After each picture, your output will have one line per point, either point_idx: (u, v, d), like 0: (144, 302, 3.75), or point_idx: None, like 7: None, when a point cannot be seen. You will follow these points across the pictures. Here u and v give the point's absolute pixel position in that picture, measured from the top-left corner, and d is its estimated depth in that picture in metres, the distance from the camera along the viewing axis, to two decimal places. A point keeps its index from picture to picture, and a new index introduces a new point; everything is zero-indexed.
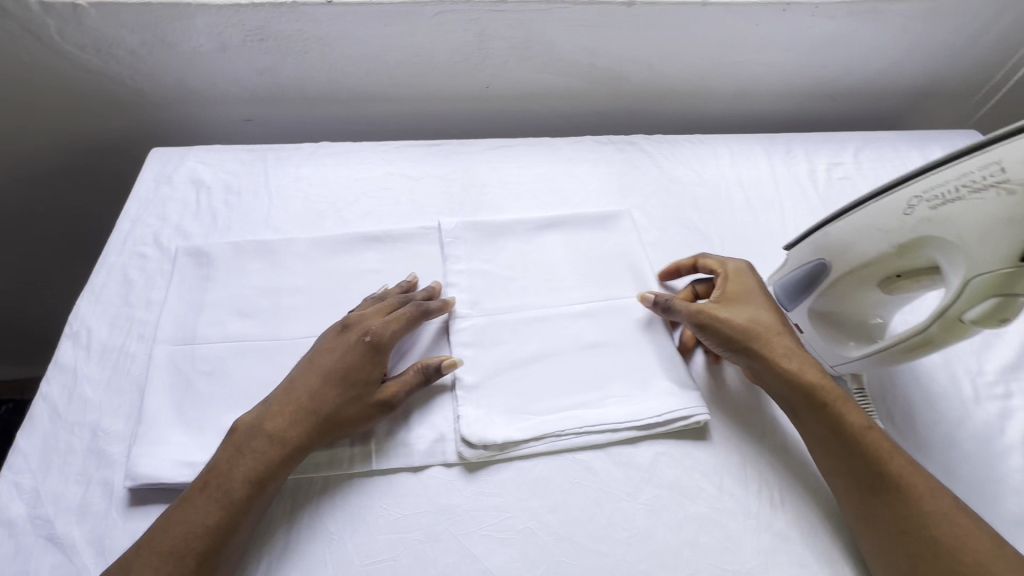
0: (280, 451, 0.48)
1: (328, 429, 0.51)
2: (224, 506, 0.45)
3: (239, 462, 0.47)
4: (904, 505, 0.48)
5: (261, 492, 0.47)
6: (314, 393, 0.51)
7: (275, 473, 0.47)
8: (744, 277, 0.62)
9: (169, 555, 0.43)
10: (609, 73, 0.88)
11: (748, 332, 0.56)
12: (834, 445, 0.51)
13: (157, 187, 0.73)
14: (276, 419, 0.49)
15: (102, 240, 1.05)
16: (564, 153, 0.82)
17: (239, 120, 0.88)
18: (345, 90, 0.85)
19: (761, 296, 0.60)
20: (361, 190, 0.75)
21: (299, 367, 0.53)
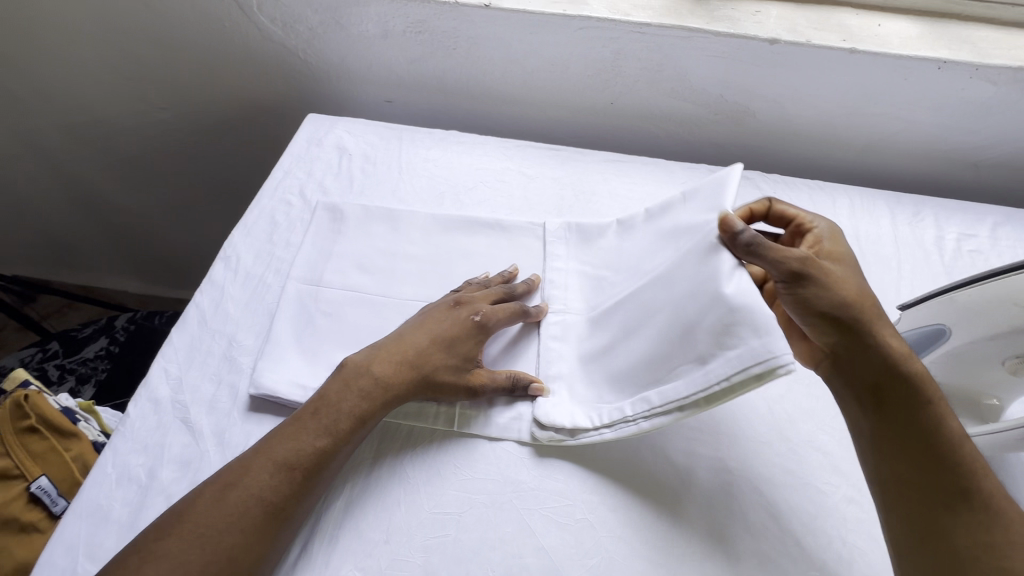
0: (379, 396, 0.53)
1: (423, 391, 0.55)
2: (332, 433, 0.51)
3: (347, 395, 0.52)
4: (985, 527, 0.43)
5: (360, 428, 0.52)
6: (420, 353, 0.56)
7: (375, 414, 0.53)
8: (837, 238, 0.57)
9: (281, 464, 0.48)
10: (736, 107, 0.88)
11: (853, 295, 0.51)
12: (925, 442, 0.46)
13: (309, 146, 0.82)
14: (383, 364, 0.55)
15: (244, 187, 1.20)
16: (676, 177, 0.84)
17: (382, 101, 0.97)
18: (481, 87, 0.91)
19: (852, 262, 0.55)
20: (481, 179, 0.80)
21: (410, 325, 0.59)
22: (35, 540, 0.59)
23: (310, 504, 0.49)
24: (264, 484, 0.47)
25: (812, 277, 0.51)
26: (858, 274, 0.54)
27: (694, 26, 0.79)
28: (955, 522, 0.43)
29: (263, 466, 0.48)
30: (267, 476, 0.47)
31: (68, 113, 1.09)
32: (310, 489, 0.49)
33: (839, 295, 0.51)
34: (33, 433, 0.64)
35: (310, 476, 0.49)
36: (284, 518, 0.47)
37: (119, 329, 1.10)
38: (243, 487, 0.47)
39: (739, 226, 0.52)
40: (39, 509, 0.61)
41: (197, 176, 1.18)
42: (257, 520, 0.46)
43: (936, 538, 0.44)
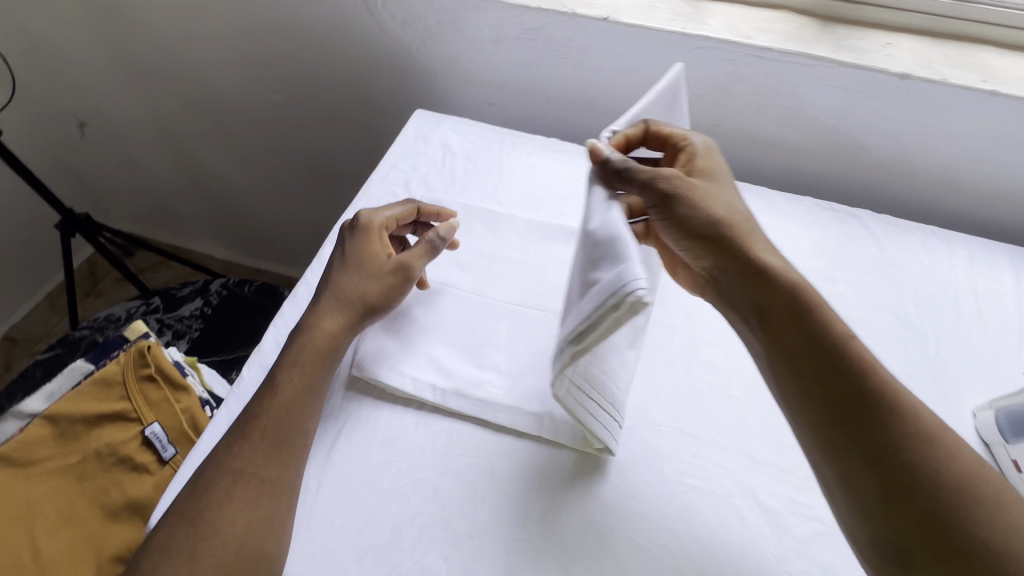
0: (325, 336, 0.58)
1: (369, 308, 0.60)
2: (278, 388, 0.54)
3: (309, 342, 0.57)
4: (896, 429, 0.44)
5: (307, 377, 0.56)
6: (358, 283, 0.60)
7: (320, 357, 0.57)
8: (711, 154, 0.59)
9: (245, 433, 0.52)
10: (849, 141, 0.84)
11: (726, 213, 0.55)
12: (827, 358, 0.47)
13: (415, 141, 0.85)
14: (319, 311, 0.59)
15: (338, 173, 1.26)
16: (779, 208, 0.81)
17: (483, 103, 0.99)
18: (584, 98, 0.92)
19: (723, 174, 0.58)
20: (578, 190, 0.81)
21: (334, 262, 0.63)
22: (144, 478, 0.66)
23: (289, 465, 0.51)
24: (236, 455, 0.50)
25: (692, 203, 0.55)
26: (728, 190, 0.57)
27: (819, 54, 0.76)
28: (866, 432, 0.44)
29: (232, 438, 0.52)
30: (237, 449, 0.51)
31: (192, 88, 1.18)
32: (278, 447, 0.51)
33: (716, 217, 0.54)
34: (150, 382, 0.69)
35: (269, 433, 0.52)
36: (263, 480, 0.49)
37: (213, 292, 1.18)
38: (219, 464, 0.50)
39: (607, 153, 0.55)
40: (150, 452, 0.67)
41: (296, 157, 1.25)
42: (235, 488, 0.49)
43: (862, 466, 0.43)
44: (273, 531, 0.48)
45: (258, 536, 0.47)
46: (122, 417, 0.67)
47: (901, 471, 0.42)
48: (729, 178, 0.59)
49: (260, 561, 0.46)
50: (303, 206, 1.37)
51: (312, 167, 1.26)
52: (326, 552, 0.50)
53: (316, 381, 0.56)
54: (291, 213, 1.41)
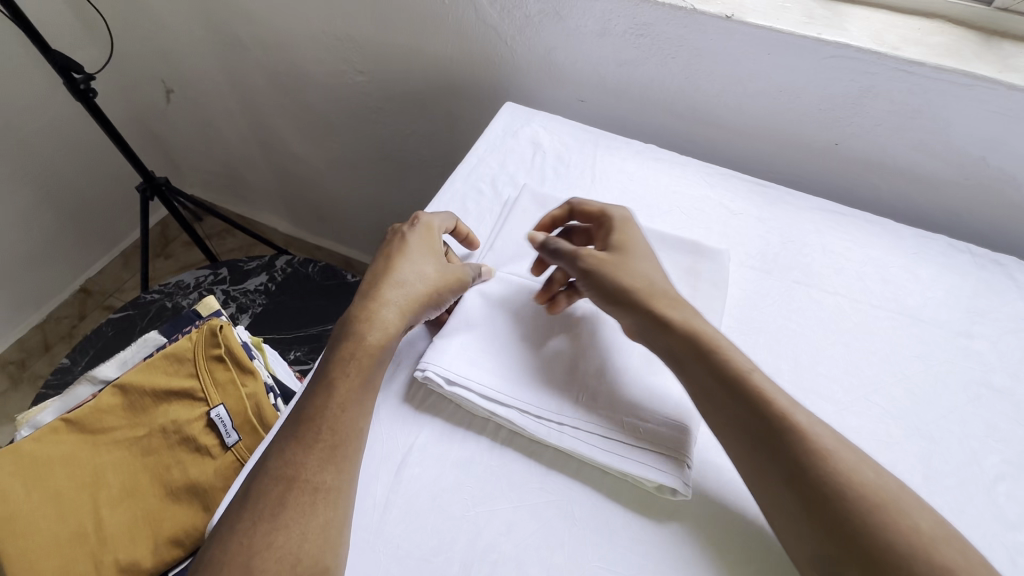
0: (386, 333, 0.54)
1: (428, 299, 0.58)
2: (330, 384, 0.51)
3: (366, 333, 0.53)
4: (810, 464, 0.43)
5: (361, 371, 0.52)
6: (417, 279, 0.57)
7: (379, 355, 0.53)
8: (628, 228, 0.60)
9: (299, 435, 0.48)
10: (998, 175, 0.73)
11: (636, 284, 0.55)
12: (743, 415, 0.47)
13: (504, 136, 0.80)
14: (378, 306, 0.55)
15: (410, 159, 1.23)
16: (906, 245, 0.71)
17: (574, 100, 0.93)
18: (688, 103, 0.84)
19: (640, 248, 0.59)
20: (677, 204, 0.74)
21: (385, 253, 0.60)
22: (206, 462, 0.64)
23: (345, 470, 0.48)
24: (291, 458, 0.47)
25: (593, 270, 0.57)
26: (649, 262, 0.58)
27: (981, 73, 0.66)
28: (783, 475, 0.44)
29: (285, 440, 0.48)
30: (291, 452, 0.48)
31: (276, 63, 1.18)
32: (336, 454, 0.48)
33: (614, 281, 0.56)
34: (219, 362, 0.68)
35: (324, 434, 0.48)
36: (320, 487, 0.46)
37: (278, 269, 1.18)
38: (273, 467, 0.47)
39: (545, 236, 0.60)
40: (213, 435, 0.65)
41: (372, 140, 1.23)
42: (291, 495, 0.45)
43: (818, 527, 0.41)
44: (331, 544, 0.44)
45: (315, 547, 0.44)
46: (189, 395, 0.66)
47: (822, 509, 0.41)
48: (646, 247, 0.59)
49: (317, 575, 0.43)
50: (372, 189, 1.36)
51: (385, 152, 1.24)
52: None
53: (369, 376, 0.52)
54: (358, 194, 1.39)
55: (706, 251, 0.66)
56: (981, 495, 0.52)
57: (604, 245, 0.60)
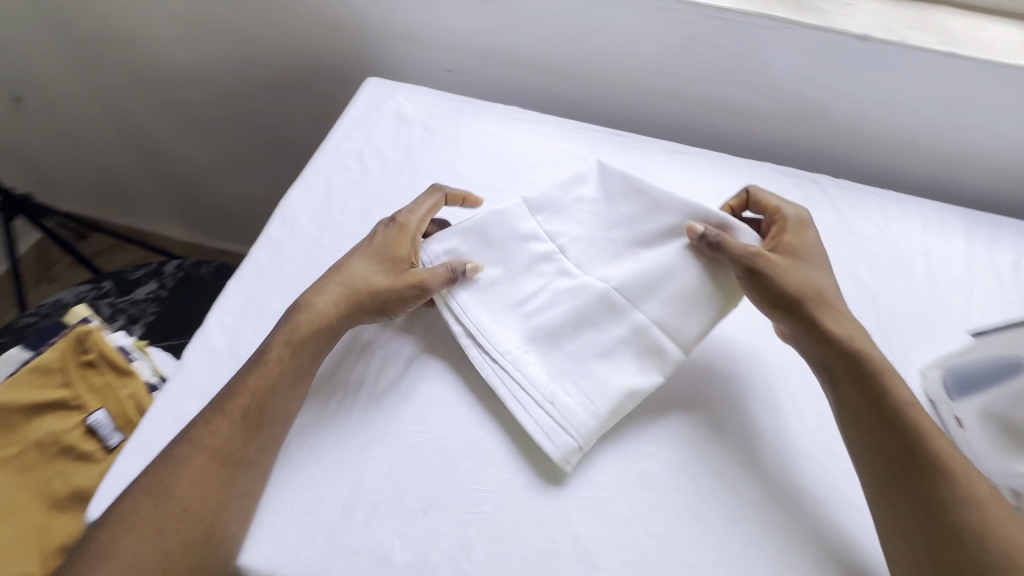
0: (322, 320, 0.58)
1: (371, 301, 0.60)
2: (265, 365, 0.56)
3: (303, 316, 0.58)
4: (886, 420, 0.50)
5: (291, 360, 0.56)
6: (364, 275, 0.60)
7: (311, 345, 0.57)
8: (803, 231, 0.62)
9: (228, 409, 0.53)
10: (812, 106, 0.83)
11: (805, 291, 0.56)
12: (835, 374, 0.53)
13: (369, 112, 0.82)
14: (323, 298, 0.60)
15: (300, 150, 1.21)
16: (740, 175, 0.80)
17: (442, 71, 0.95)
18: (544, 64, 0.89)
19: (814, 254, 0.61)
20: (538, 159, 0.79)
21: (355, 248, 0.64)
22: (88, 467, 0.64)
23: (262, 450, 0.53)
24: (214, 429, 0.52)
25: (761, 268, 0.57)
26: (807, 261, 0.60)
27: (779, 15, 0.75)
28: (856, 421, 0.51)
29: (217, 409, 0.54)
30: (216, 424, 0.53)
31: (135, 57, 1.11)
32: (256, 430, 0.53)
33: (778, 291, 0.56)
34: (92, 368, 0.68)
35: (249, 417, 0.53)
36: (236, 463, 0.51)
37: (168, 274, 1.13)
38: (197, 431, 0.53)
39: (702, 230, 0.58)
40: (94, 440, 0.66)
41: (250, 131, 1.20)
42: (208, 464, 0.51)
43: (885, 471, 0.49)
44: (236, 511, 0.50)
45: (221, 518, 0.49)
46: (64, 405, 0.66)
47: (893, 458, 0.49)
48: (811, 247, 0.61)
49: (221, 539, 0.48)
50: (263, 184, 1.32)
51: (272, 144, 1.21)
52: (278, 535, 0.50)
53: (298, 368, 0.56)
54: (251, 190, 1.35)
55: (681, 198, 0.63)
56: (795, 375, 0.60)
57: (772, 245, 0.61)
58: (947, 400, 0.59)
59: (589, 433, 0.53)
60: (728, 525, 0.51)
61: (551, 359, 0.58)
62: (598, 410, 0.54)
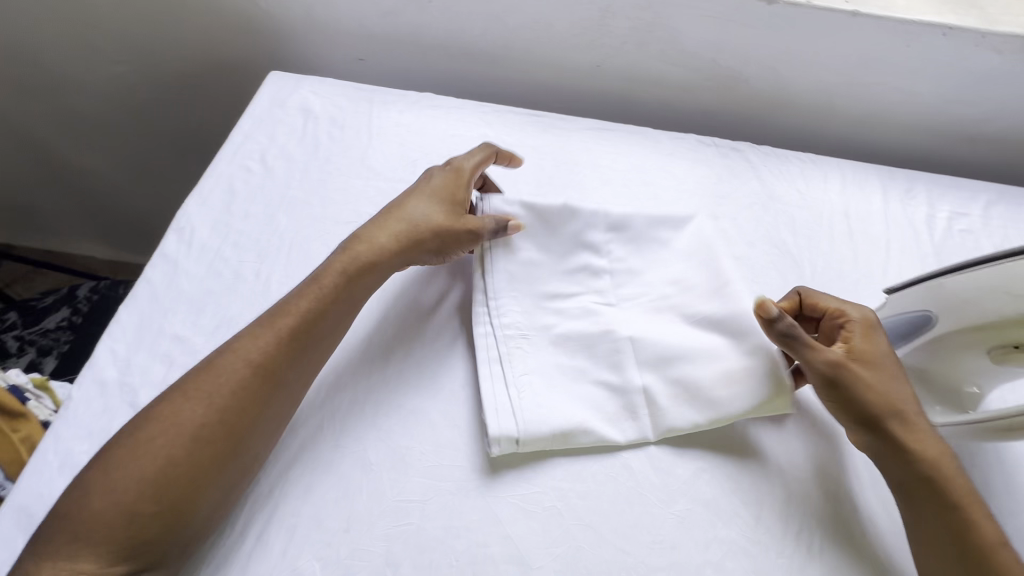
0: (332, 292, 0.54)
1: (404, 254, 0.58)
2: (275, 338, 0.50)
3: (314, 292, 0.53)
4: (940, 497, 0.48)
5: (308, 335, 0.52)
6: (397, 230, 0.59)
7: (316, 328, 0.52)
8: (873, 336, 0.54)
9: (228, 384, 0.47)
10: (730, 73, 0.83)
11: (882, 405, 0.51)
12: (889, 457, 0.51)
13: (272, 109, 0.76)
14: (338, 266, 0.55)
15: (209, 145, 1.13)
16: (664, 148, 0.79)
17: (353, 59, 0.90)
18: (458, 46, 0.85)
19: (889, 361, 0.54)
20: (456, 147, 0.75)
21: (397, 200, 0.62)
22: None
23: (237, 474, 0.47)
24: (209, 407, 0.46)
25: (840, 379, 0.52)
26: (897, 370, 0.53)
27: None
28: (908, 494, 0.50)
29: (211, 378, 0.48)
30: (212, 399, 0.47)
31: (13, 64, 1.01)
32: (228, 463, 0.46)
33: (858, 404, 0.51)
34: None
35: (256, 397, 0.48)
36: (190, 515, 0.44)
37: (81, 299, 1.05)
38: (181, 404, 0.46)
39: (780, 314, 0.53)
40: None
41: (152, 136, 1.11)
42: (201, 442, 0.45)
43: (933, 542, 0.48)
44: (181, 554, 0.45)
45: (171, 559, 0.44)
46: None
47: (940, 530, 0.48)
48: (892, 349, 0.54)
49: None
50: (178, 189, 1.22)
51: (178, 142, 1.12)
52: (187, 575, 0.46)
53: (315, 347, 0.52)
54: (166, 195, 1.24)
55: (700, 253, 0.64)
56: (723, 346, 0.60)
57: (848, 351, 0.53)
58: None
59: (533, 434, 0.52)
60: (659, 506, 0.52)
61: (544, 357, 0.57)
62: (554, 416, 0.53)
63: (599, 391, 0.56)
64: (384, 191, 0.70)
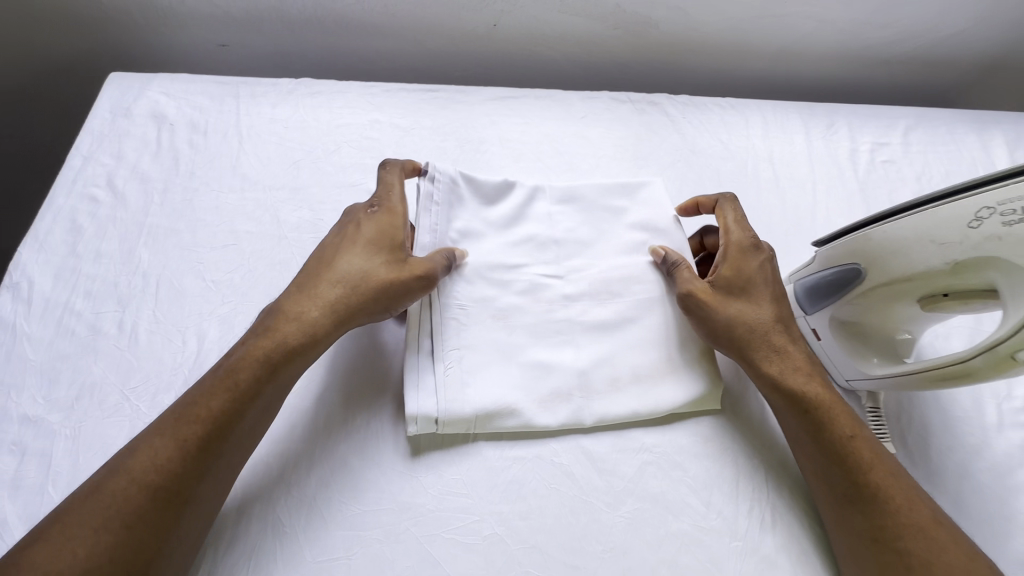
0: (246, 390, 0.44)
1: (334, 325, 0.49)
2: (181, 447, 0.41)
3: (230, 393, 0.44)
4: (875, 495, 0.46)
5: (221, 440, 0.43)
6: (325, 297, 0.49)
7: (231, 431, 0.43)
8: (744, 257, 0.56)
9: (116, 516, 0.38)
10: (638, 18, 0.76)
11: (738, 321, 0.53)
12: (814, 450, 0.49)
13: (114, 120, 0.64)
14: (254, 354, 0.45)
15: (57, 166, 0.91)
16: (577, 110, 0.73)
17: (213, 45, 0.77)
18: (332, 18, 0.74)
19: (756, 278, 0.55)
20: (343, 139, 0.66)
21: (324, 252, 0.52)
22: None
23: None
24: (95, 545, 0.37)
25: (696, 306, 0.54)
26: (766, 290, 0.55)
27: None
28: (839, 490, 0.47)
29: (95, 510, 0.38)
30: (97, 537, 0.37)
31: None
32: None
33: (721, 321, 0.53)
34: None
35: (158, 526, 0.39)
36: None
37: None
38: (56, 545, 0.37)
39: (665, 252, 0.58)
40: None
41: None
42: None
43: (871, 545, 0.45)
44: None
45: None
46: None
47: (876, 531, 0.45)
48: (772, 272, 0.56)
49: None
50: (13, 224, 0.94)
51: (12, 169, 0.89)
52: None
53: (234, 455, 0.43)
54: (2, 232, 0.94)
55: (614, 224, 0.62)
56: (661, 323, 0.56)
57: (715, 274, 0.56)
58: (802, 314, 0.57)
59: (453, 416, 0.49)
60: (606, 510, 0.48)
61: (480, 333, 0.53)
62: (478, 397, 0.50)
63: (530, 371, 0.52)
64: (264, 202, 0.61)
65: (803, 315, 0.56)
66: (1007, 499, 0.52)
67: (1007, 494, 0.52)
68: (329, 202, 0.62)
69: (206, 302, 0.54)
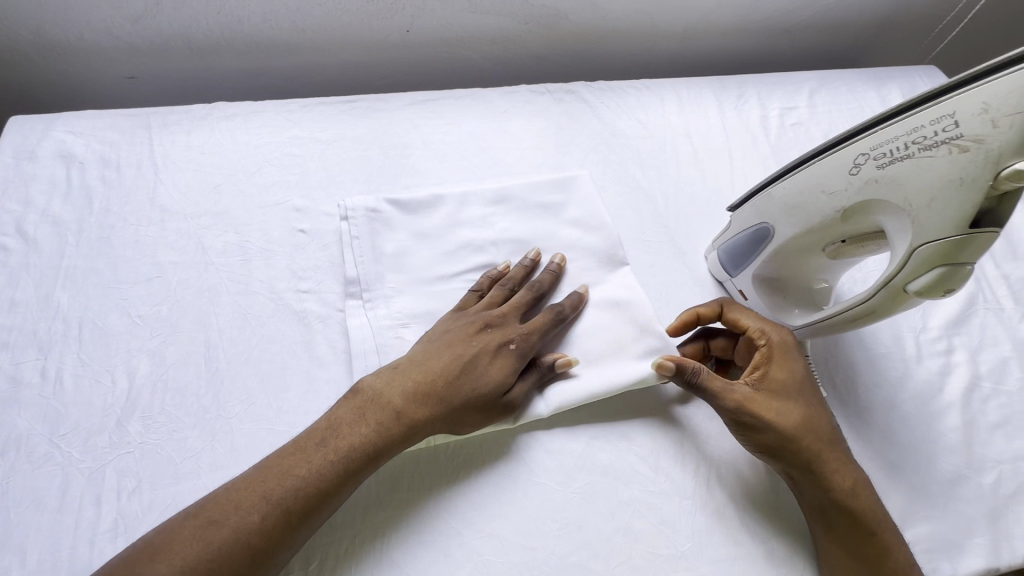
0: (346, 471, 0.43)
1: (428, 421, 0.47)
2: (282, 516, 0.41)
3: (327, 474, 0.43)
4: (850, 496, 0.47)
5: (315, 513, 0.42)
6: (424, 386, 0.47)
7: (321, 507, 0.42)
8: (789, 360, 0.51)
9: (207, 566, 0.38)
10: (546, 12, 0.78)
11: (797, 437, 0.48)
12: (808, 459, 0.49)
13: (18, 165, 0.62)
14: (357, 433, 0.45)
15: None
16: (496, 106, 0.74)
17: (121, 78, 0.76)
18: (241, 40, 0.73)
19: (801, 384, 0.51)
20: (263, 159, 0.66)
21: (433, 341, 0.51)
22: None
23: None
24: None
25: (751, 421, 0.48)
26: (810, 394, 0.51)
27: None
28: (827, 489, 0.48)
29: (183, 555, 0.38)
30: None
31: None
32: None
33: (774, 440, 0.48)
34: None
35: None
36: None
37: None
38: None
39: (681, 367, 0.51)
40: None
41: None
42: None
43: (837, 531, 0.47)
44: None
45: None
46: None
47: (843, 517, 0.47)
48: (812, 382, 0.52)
49: None
50: None
51: None
52: None
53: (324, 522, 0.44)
54: None
55: (543, 211, 0.63)
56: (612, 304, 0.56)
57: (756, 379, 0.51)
58: (729, 279, 0.60)
59: None
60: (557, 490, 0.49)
61: None
62: None
63: None
64: (186, 230, 0.60)
65: (731, 278, 0.60)
66: (930, 424, 0.56)
67: (930, 419, 0.56)
68: (255, 223, 0.61)
69: (133, 337, 0.53)
